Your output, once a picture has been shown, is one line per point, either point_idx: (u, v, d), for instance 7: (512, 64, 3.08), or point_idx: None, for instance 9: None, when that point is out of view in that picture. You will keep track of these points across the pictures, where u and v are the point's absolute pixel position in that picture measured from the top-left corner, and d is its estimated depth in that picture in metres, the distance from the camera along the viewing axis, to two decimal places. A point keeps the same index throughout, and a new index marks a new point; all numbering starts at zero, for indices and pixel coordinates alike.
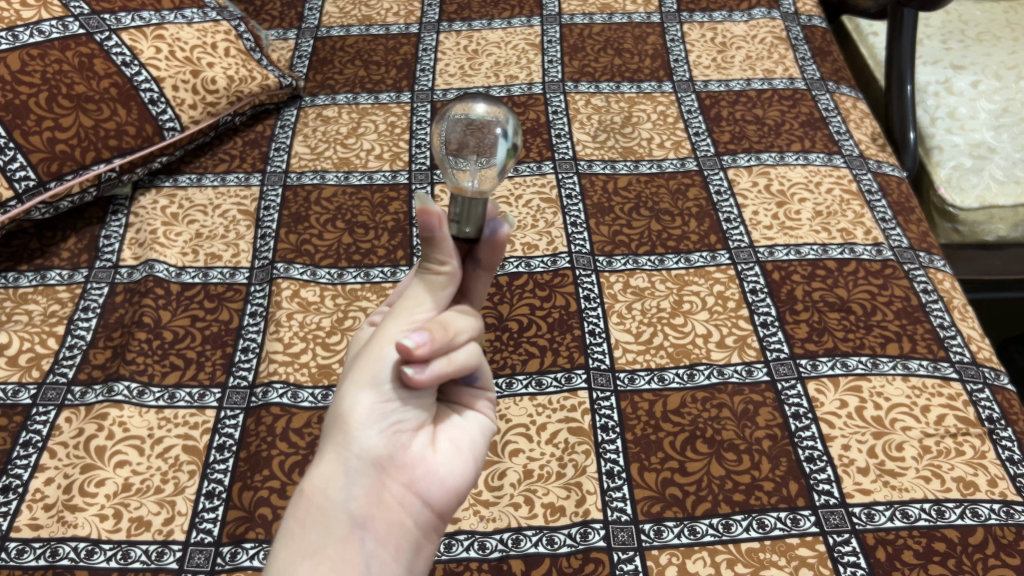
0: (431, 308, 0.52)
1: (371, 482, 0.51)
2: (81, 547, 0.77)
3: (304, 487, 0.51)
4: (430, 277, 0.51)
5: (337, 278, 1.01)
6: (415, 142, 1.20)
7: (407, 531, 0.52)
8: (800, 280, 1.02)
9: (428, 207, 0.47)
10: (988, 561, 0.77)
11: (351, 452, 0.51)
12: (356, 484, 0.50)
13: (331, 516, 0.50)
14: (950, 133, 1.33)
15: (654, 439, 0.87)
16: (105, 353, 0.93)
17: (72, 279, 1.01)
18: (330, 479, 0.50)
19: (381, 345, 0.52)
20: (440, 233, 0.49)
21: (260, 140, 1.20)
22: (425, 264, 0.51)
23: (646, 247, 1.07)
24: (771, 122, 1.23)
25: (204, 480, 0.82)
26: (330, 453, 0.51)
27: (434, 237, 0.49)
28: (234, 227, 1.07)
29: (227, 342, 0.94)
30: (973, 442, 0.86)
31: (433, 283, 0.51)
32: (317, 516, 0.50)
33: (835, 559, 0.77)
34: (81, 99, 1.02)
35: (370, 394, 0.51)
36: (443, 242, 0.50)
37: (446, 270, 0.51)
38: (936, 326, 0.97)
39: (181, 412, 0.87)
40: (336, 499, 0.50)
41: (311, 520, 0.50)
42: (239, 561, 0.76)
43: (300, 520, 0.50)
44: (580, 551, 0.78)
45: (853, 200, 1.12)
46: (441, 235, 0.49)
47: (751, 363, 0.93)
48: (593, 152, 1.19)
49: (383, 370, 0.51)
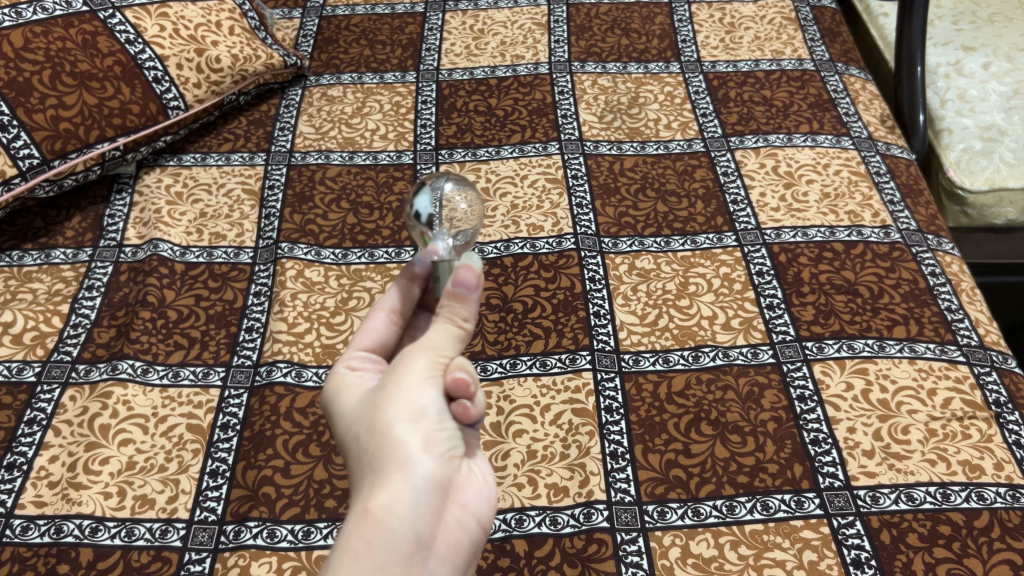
0: (454, 348, 0.57)
1: (431, 503, 0.54)
2: (86, 524, 0.77)
3: (366, 512, 0.52)
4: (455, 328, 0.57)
5: (342, 257, 1.01)
6: (421, 122, 1.19)
7: (462, 546, 0.56)
8: (807, 262, 1.01)
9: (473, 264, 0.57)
10: (993, 544, 0.76)
11: (415, 477, 0.53)
12: (419, 506, 0.53)
13: (400, 533, 0.51)
14: (960, 115, 1.31)
15: (658, 420, 0.86)
16: (110, 332, 0.93)
17: (76, 257, 1.01)
18: (395, 499, 0.52)
19: (419, 380, 0.55)
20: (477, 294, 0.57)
21: (265, 119, 1.20)
22: (447, 316, 0.57)
23: (652, 228, 1.06)
24: (779, 103, 1.22)
25: (208, 459, 0.82)
26: (390, 480, 0.53)
27: (465, 298, 0.57)
28: (238, 207, 1.07)
29: (232, 322, 0.94)
30: (979, 425, 0.85)
31: (459, 335, 0.57)
32: (384, 535, 0.51)
33: (839, 541, 0.77)
34: (85, 77, 1.02)
35: (417, 424, 0.54)
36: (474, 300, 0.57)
37: (467, 325, 0.57)
38: (944, 309, 0.96)
39: (185, 390, 0.87)
40: (404, 520, 0.52)
41: (378, 537, 0.51)
42: (243, 539, 0.76)
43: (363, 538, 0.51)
44: (583, 531, 0.78)
45: (861, 181, 1.11)
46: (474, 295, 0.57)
47: (756, 346, 0.93)
48: (600, 132, 1.19)
49: (428, 404, 0.55)
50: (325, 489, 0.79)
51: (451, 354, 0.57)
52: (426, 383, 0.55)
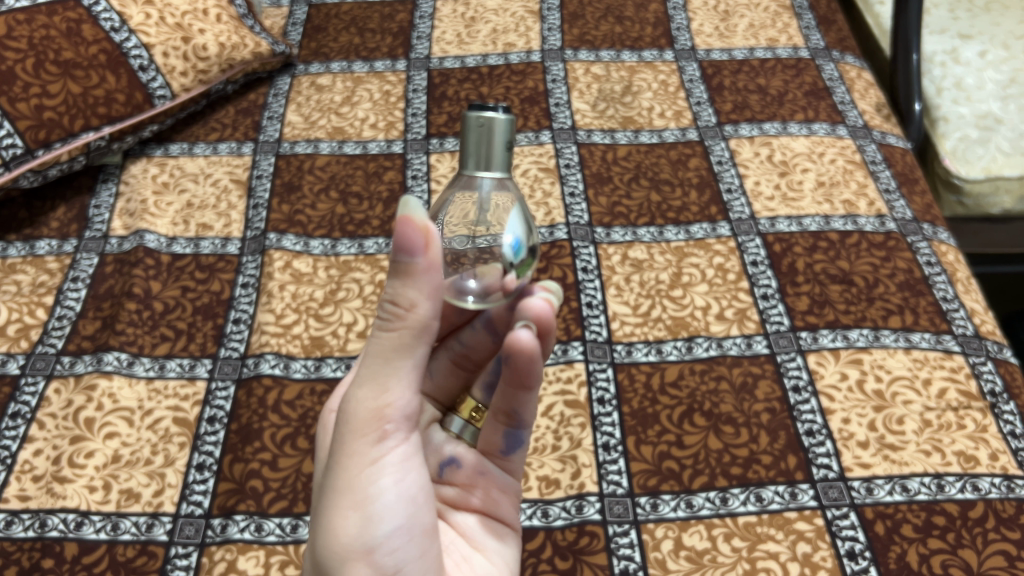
0: (393, 394, 0.50)
1: None
2: (70, 518, 0.76)
3: None
4: (394, 324, 0.48)
5: (331, 249, 0.99)
6: (411, 111, 1.18)
7: None
8: (801, 252, 1.00)
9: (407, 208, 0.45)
10: (987, 535, 0.75)
11: None
12: None
13: None
14: (956, 103, 1.30)
15: (651, 412, 0.86)
16: (95, 324, 0.91)
17: (61, 248, 0.99)
18: None
19: (357, 474, 0.51)
20: (420, 258, 0.46)
21: (253, 109, 1.18)
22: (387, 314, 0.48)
23: (645, 218, 1.05)
24: (774, 91, 1.21)
25: (194, 453, 0.81)
26: None
27: (409, 268, 0.47)
28: (225, 197, 1.06)
29: (218, 313, 0.93)
30: (974, 415, 0.84)
31: (395, 348, 0.49)
32: None
33: (833, 533, 0.76)
34: (69, 65, 1.00)
35: (356, 539, 0.51)
36: (421, 272, 0.47)
37: (414, 311, 0.47)
38: (939, 299, 0.95)
39: (171, 383, 0.86)
40: None
41: None
42: (230, 533, 0.75)
43: None
44: (575, 524, 0.77)
45: (856, 170, 1.10)
46: (418, 258, 0.46)
47: (750, 336, 0.92)
48: (592, 121, 1.17)
49: (367, 503, 0.51)
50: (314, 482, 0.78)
51: (387, 429, 0.50)
52: (355, 485, 0.51)
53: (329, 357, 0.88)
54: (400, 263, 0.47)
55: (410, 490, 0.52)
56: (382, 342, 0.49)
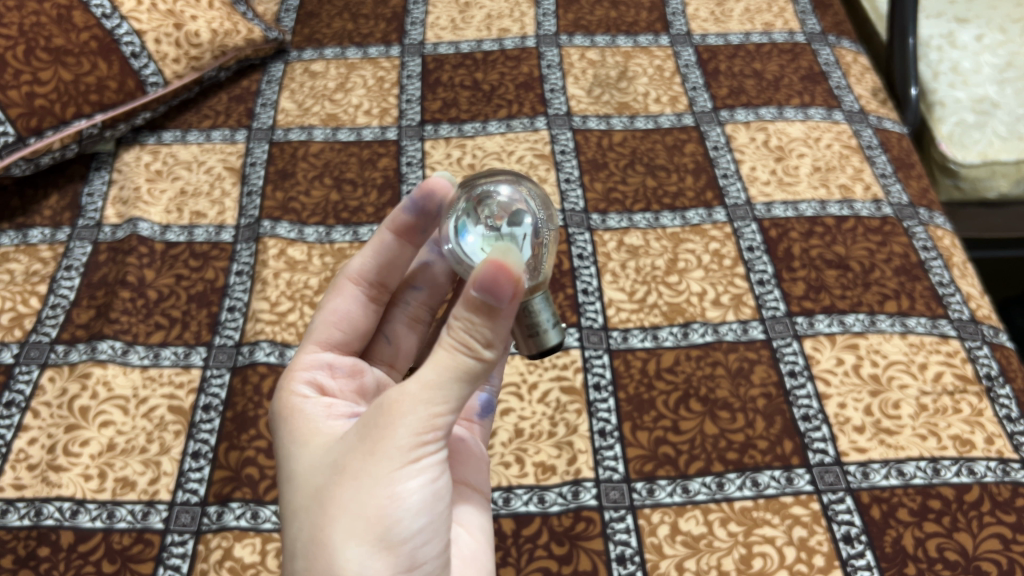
0: (446, 410, 0.51)
1: None
2: (66, 507, 0.76)
3: None
4: (469, 358, 0.50)
5: (325, 235, 0.99)
6: (405, 97, 1.18)
7: None
8: (798, 237, 1.00)
9: (512, 267, 0.48)
10: (983, 518, 0.76)
11: None
12: None
13: None
14: (952, 87, 1.29)
15: (647, 397, 0.85)
16: (89, 313, 0.91)
17: (54, 237, 0.99)
18: None
19: (395, 474, 0.51)
20: (510, 304, 0.49)
21: (247, 96, 1.18)
22: (466, 346, 0.50)
23: (641, 204, 1.04)
24: (770, 76, 1.21)
25: (190, 440, 0.81)
26: None
27: (495, 310, 0.49)
28: (219, 184, 1.05)
29: (213, 301, 0.92)
30: (970, 399, 0.84)
31: (463, 371, 0.50)
32: None
33: (829, 517, 0.76)
34: (60, 53, 0.99)
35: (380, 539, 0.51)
36: (504, 316, 0.49)
37: (487, 355, 0.50)
38: (935, 283, 0.95)
39: (166, 370, 0.86)
40: None
41: None
42: (226, 521, 0.75)
43: None
44: (571, 509, 0.77)
45: (852, 155, 1.10)
46: (504, 305, 0.49)
47: (746, 322, 0.92)
48: (588, 107, 1.17)
49: (401, 503, 0.51)
50: None
51: (432, 433, 0.51)
52: (390, 484, 0.51)
53: None
54: (481, 302, 0.49)
55: (438, 493, 0.54)
56: (452, 361, 0.50)
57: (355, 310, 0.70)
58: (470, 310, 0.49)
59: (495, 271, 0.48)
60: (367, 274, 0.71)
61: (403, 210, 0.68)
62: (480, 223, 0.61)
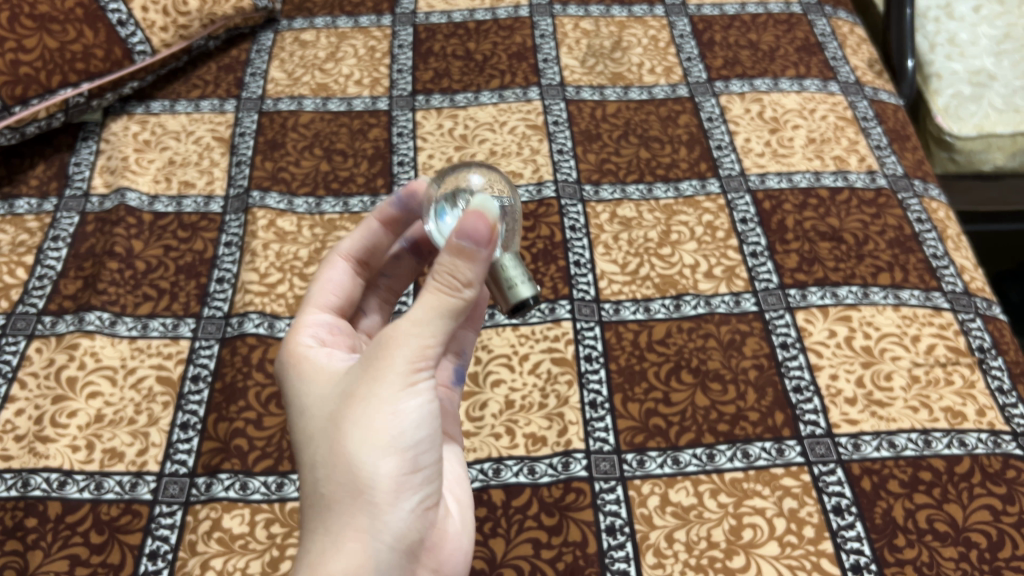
0: (438, 336, 0.52)
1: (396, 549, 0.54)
2: (53, 478, 0.75)
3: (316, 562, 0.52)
4: (448, 296, 0.51)
5: (315, 206, 0.98)
6: (397, 67, 1.16)
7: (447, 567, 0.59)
8: (792, 209, 0.99)
9: (486, 214, 0.49)
10: (973, 490, 0.76)
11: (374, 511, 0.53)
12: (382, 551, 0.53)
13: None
14: (950, 60, 1.27)
15: (638, 369, 0.85)
16: (77, 284, 0.90)
17: (41, 207, 0.98)
18: (346, 547, 0.52)
19: (396, 399, 0.53)
20: (486, 250, 0.49)
21: (236, 65, 1.16)
22: (444, 284, 0.50)
23: (634, 176, 1.03)
24: (766, 47, 1.19)
25: (178, 412, 0.80)
26: (346, 539, 0.52)
27: (472, 255, 0.49)
28: (208, 154, 1.04)
29: (202, 273, 0.91)
30: (962, 371, 0.84)
31: (451, 306, 0.51)
32: None
33: (820, 488, 0.76)
34: (46, 19, 0.98)
35: (387, 462, 0.53)
36: (481, 261, 0.50)
37: (466, 293, 0.50)
38: (929, 256, 0.95)
39: (154, 342, 0.85)
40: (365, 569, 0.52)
41: None
42: (214, 492, 0.75)
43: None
44: (561, 480, 0.77)
45: (848, 127, 1.09)
46: (480, 251, 0.49)
47: (739, 294, 0.91)
48: (581, 77, 1.16)
49: (404, 429, 0.53)
50: None
51: (428, 360, 0.52)
52: (392, 409, 0.53)
53: None
54: (455, 245, 0.49)
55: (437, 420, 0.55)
56: (439, 300, 0.51)
57: (346, 287, 0.69)
58: (446, 256, 0.49)
59: (476, 219, 0.49)
60: (356, 252, 0.70)
61: (391, 204, 0.69)
62: (456, 205, 0.60)
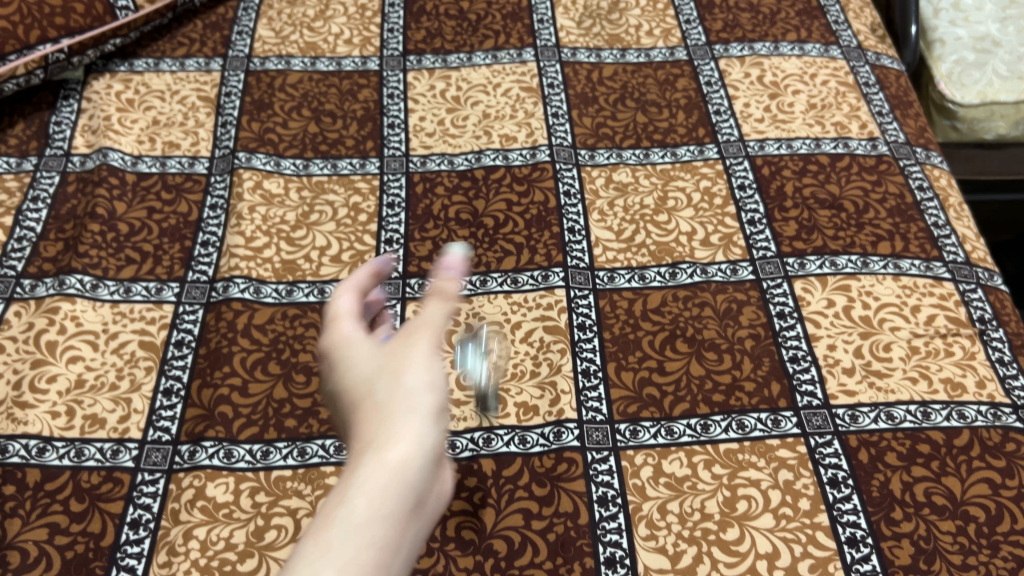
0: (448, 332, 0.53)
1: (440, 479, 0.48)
2: (32, 444, 0.73)
3: (378, 459, 0.45)
4: (443, 293, 0.53)
5: (303, 168, 0.96)
6: (388, 27, 1.13)
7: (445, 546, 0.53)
8: (791, 175, 0.97)
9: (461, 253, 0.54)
10: (972, 463, 0.74)
11: (419, 437, 0.47)
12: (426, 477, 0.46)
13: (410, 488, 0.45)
14: (953, 25, 1.25)
15: (633, 338, 0.83)
16: (57, 246, 0.88)
17: (20, 167, 0.95)
18: (404, 453, 0.46)
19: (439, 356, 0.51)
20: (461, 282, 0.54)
21: (223, 23, 1.13)
22: (441, 292, 0.53)
23: (631, 140, 1.01)
24: (766, 10, 1.16)
25: (162, 377, 0.78)
26: (408, 444, 0.46)
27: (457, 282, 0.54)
28: (193, 114, 1.01)
29: (186, 236, 0.89)
30: (962, 342, 0.83)
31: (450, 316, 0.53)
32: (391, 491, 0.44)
33: (816, 460, 0.75)
34: None
35: (431, 398, 0.49)
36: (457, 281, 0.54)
37: (451, 310, 0.53)
38: (930, 225, 0.93)
39: (137, 306, 0.83)
40: (414, 476, 0.45)
41: (388, 492, 0.44)
42: (198, 460, 0.73)
43: (356, 494, 0.43)
44: (553, 450, 0.75)
45: (849, 92, 1.06)
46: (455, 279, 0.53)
47: (736, 262, 0.90)
48: (577, 39, 1.13)
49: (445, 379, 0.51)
50: (286, 408, 0.76)
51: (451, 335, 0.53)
52: (433, 359, 0.51)
53: (302, 282, 0.86)
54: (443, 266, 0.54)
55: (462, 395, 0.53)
56: (444, 303, 0.53)
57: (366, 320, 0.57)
58: (436, 286, 0.53)
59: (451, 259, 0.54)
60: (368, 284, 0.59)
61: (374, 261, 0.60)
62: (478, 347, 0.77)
